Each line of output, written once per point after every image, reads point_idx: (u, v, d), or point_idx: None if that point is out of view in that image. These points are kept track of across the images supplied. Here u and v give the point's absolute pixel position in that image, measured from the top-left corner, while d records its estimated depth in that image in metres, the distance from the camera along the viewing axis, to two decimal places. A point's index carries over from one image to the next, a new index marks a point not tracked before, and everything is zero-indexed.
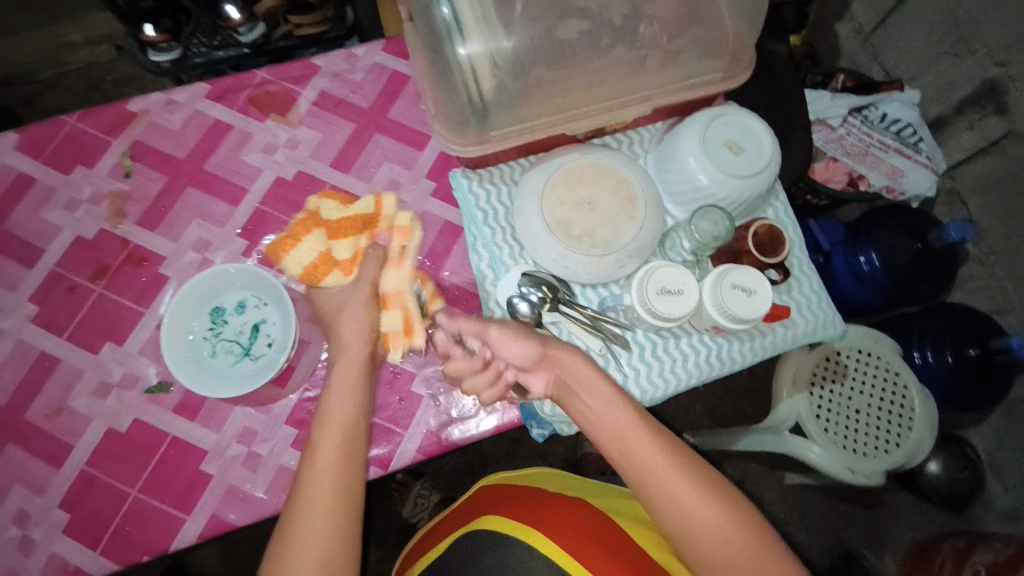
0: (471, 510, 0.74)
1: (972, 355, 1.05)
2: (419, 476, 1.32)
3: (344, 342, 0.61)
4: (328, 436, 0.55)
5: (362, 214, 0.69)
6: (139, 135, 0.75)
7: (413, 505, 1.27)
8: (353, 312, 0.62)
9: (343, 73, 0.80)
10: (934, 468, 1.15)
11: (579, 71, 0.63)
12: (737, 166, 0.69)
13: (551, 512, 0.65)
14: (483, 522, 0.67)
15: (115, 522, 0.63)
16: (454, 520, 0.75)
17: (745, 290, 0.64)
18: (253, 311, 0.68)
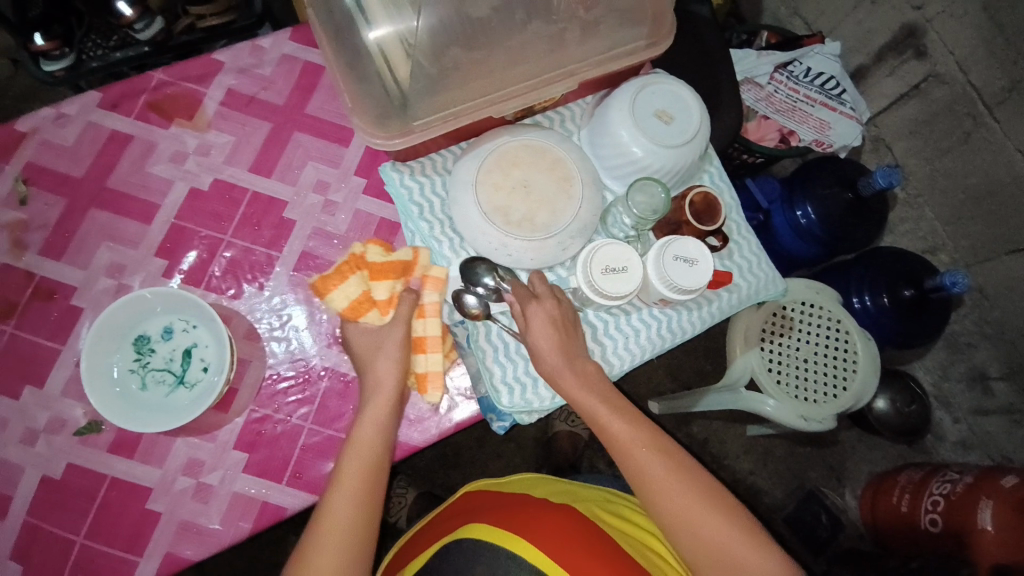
0: (448, 521, 0.73)
1: (908, 295, 1.10)
2: (395, 475, 1.32)
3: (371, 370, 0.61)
4: (356, 460, 0.58)
5: (402, 261, 0.66)
6: (31, 156, 0.69)
7: (390, 504, 1.27)
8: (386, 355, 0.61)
9: (250, 68, 0.75)
10: (883, 404, 1.21)
11: (497, 50, 0.61)
12: (669, 135, 0.68)
13: (534, 518, 0.66)
14: (465, 530, 0.66)
15: (63, 574, 0.59)
16: (432, 533, 0.73)
17: (687, 260, 0.65)
18: (183, 336, 0.64)
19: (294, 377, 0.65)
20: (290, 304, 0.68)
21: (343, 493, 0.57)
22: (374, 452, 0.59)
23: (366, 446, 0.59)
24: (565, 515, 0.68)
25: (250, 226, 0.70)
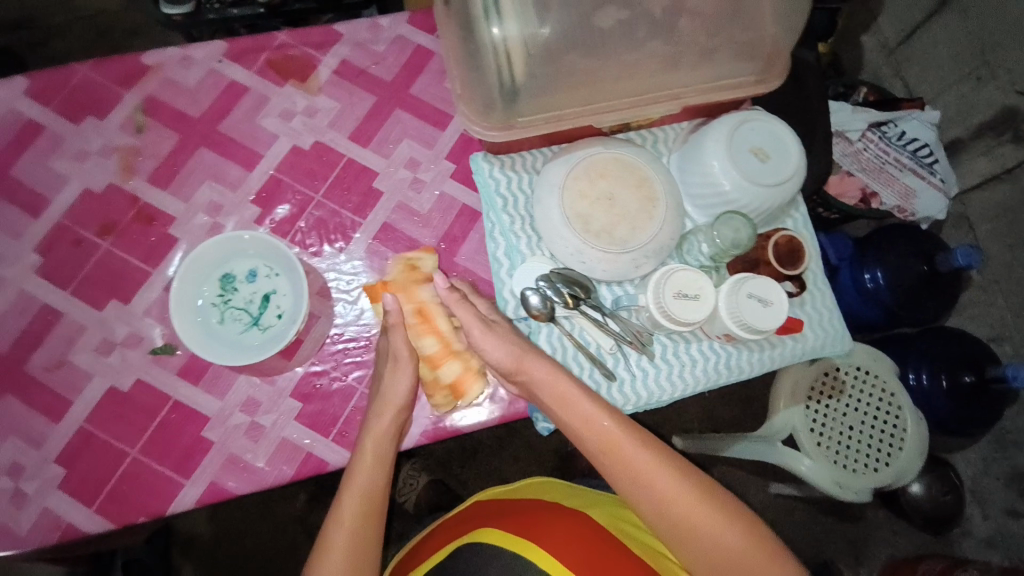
0: (462, 522, 0.75)
1: (967, 381, 1.06)
2: (409, 457, 1.34)
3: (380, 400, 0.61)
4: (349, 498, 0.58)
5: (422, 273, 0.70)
6: (153, 89, 0.73)
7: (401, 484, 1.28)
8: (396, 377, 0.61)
9: (366, 42, 0.78)
10: (917, 489, 1.17)
11: (610, 60, 0.60)
12: (763, 174, 0.67)
13: (546, 523, 0.69)
14: (478, 534, 0.70)
15: (112, 482, 0.61)
16: (443, 535, 0.75)
17: (761, 301, 0.64)
18: (265, 281, 0.66)
19: (360, 340, 0.68)
20: (365, 271, 0.71)
21: (343, 528, 0.57)
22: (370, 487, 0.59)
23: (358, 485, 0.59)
24: (575, 519, 0.70)
25: (340, 190, 0.73)
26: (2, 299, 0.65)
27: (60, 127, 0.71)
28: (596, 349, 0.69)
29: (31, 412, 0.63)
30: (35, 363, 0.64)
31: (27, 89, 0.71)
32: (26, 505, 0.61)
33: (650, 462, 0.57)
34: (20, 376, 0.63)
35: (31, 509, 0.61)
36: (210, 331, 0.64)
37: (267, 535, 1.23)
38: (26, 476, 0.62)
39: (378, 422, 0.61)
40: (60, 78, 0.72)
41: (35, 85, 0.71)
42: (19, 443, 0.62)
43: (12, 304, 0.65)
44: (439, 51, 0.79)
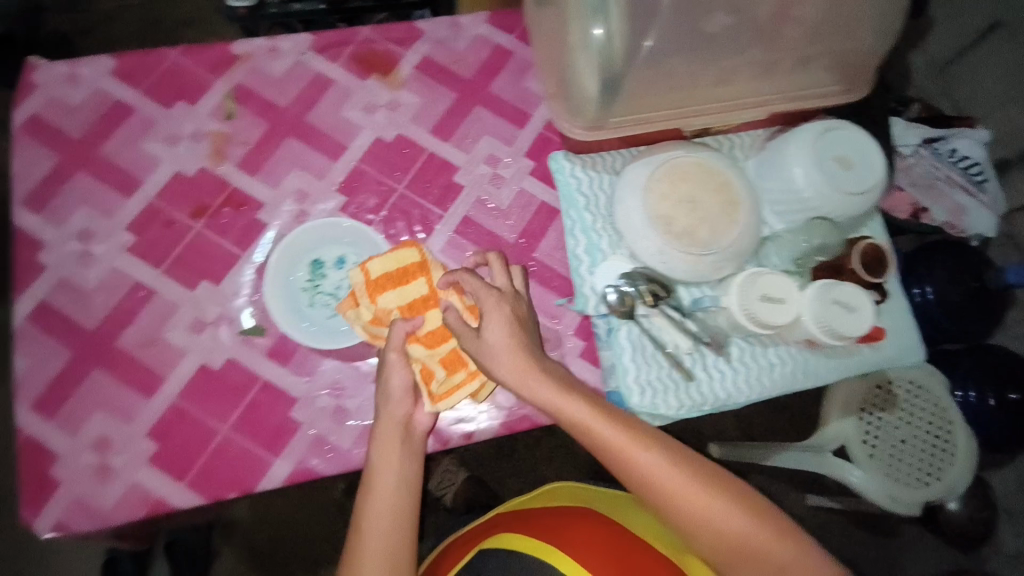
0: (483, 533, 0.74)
1: (1012, 399, 1.08)
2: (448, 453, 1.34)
3: (383, 396, 0.62)
4: (380, 496, 0.60)
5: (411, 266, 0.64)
6: (242, 78, 0.74)
7: (439, 479, 1.28)
8: (391, 374, 0.62)
9: (446, 40, 0.79)
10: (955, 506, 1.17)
11: (710, 67, 0.61)
12: (846, 181, 0.68)
13: (572, 529, 0.66)
14: (499, 541, 0.68)
15: (203, 457, 0.62)
16: (466, 546, 0.74)
17: (846, 306, 0.64)
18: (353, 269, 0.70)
19: None
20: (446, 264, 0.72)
21: (375, 522, 0.59)
22: (392, 481, 0.60)
23: (381, 483, 0.60)
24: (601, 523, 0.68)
25: (422, 183, 0.74)
26: (95, 276, 0.66)
27: (152, 110, 0.72)
28: (674, 349, 0.70)
29: (123, 388, 0.63)
30: (127, 339, 0.65)
31: (119, 72, 0.72)
32: (111, 480, 0.61)
33: (655, 456, 0.55)
34: (111, 351, 0.64)
35: (117, 484, 0.61)
36: (301, 313, 0.67)
37: (305, 524, 1.24)
38: (114, 451, 0.62)
39: (387, 426, 0.61)
40: (153, 63, 0.73)
41: (127, 68, 0.73)
42: (108, 418, 0.63)
43: (104, 281, 0.66)
44: (519, 51, 0.80)
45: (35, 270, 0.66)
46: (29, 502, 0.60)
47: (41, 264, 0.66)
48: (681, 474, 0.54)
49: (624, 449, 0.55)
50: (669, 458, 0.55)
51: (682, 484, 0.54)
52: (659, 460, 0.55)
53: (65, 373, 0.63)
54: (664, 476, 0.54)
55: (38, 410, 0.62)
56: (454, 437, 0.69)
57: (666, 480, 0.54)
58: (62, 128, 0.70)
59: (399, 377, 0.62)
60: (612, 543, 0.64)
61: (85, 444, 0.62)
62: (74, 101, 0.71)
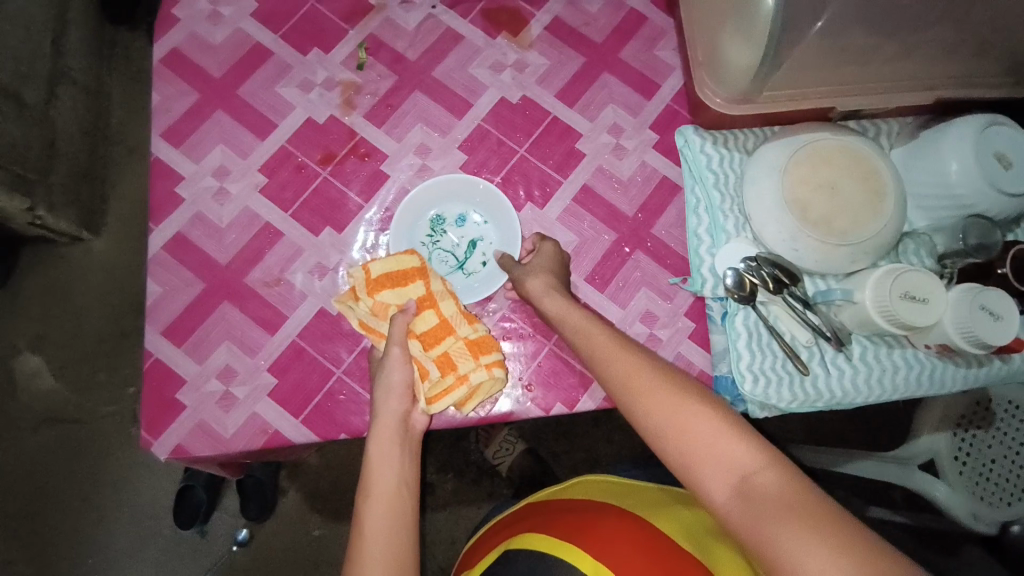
0: (510, 522, 0.68)
1: None
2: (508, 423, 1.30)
3: (382, 393, 0.59)
4: (378, 498, 0.55)
5: (409, 270, 0.62)
6: (374, 28, 0.74)
7: (496, 448, 1.27)
8: (384, 370, 0.60)
9: (579, 1, 0.77)
10: None
11: (891, 41, 0.56)
12: (1009, 182, 0.62)
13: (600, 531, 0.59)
14: (521, 539, 0.62)
15: (318, 397, 0.64)
16: (495, 535, 0.69)
17: (992, 314, 0.60)
18: (474, 229, 0.70)
19: None
20: (561, 233, 0.71)
21: (375, 524, 0.53)
22: (392, 479, 0.56)
23: (380, 481, 0.56)
24: (630, 521, 0.60)
25: (544, 147, 0.73)
26: (228, 212, 0.68)
27: (287, 54, 0.73)
28: (791, 340, 0.67)
29: (248, 321, 0.66)
30: (253, 276, 0.67)
31: (259, 14, 0.74)
32: (232, 409, 0.64)
33: (648, 368, 0.54)
34: (239, 286, 0.67)
35: (237, 413, 0.63)
36: None
37: None
38: (236, 381, 0.64)
39: (383, 423, 0.58)
40: (292, 7, 0.74)
41: (268, 12, 0.74)
42: (234, 349, 0.65)
43: (236, 218, 0.68)
44: (653, 17, 0.76)
45: (173, 202, 0.68)
46: (158, 421, 0.63)
47: (179, 197, 0.68)
48: (671, 389, 0.52)
49: (620, 362, 0.55)
50: (659, 373, 0.53)
51: (673, 397, 0.51)
52: (652, 376, 0.53)
53: (195, 303, 0.66)
54: (649, 387, 0.52)
55: (170, 335, 0.65)
56: (557, 406, 0.67)
57: (654, 393, 0.52)
58: (202, 66, 0.72)
59: (395, 372, 0.60)
60: (641, 553, 0.56)
61: (210, 372, 0.64)
62: (216, 41, 0.73)
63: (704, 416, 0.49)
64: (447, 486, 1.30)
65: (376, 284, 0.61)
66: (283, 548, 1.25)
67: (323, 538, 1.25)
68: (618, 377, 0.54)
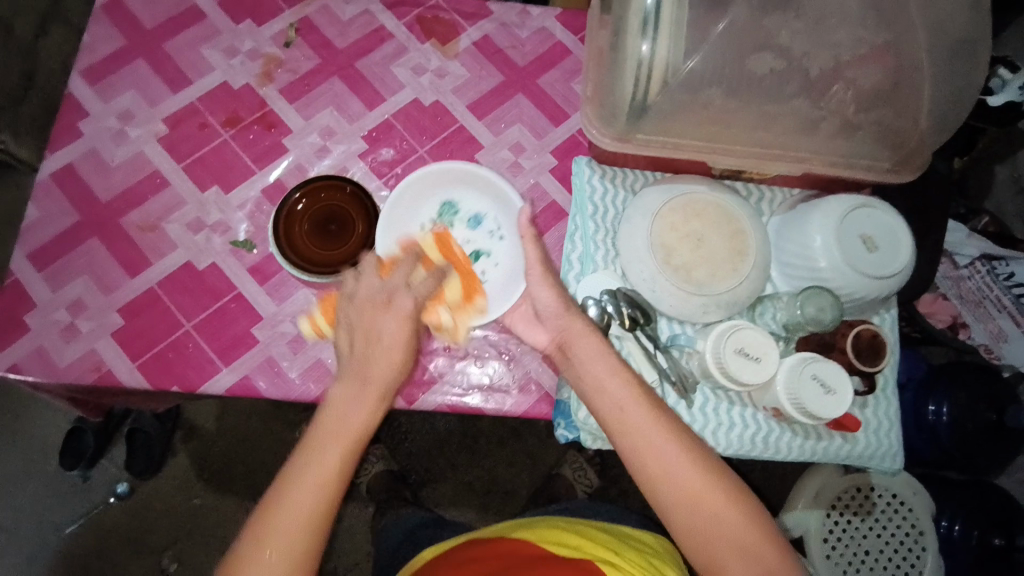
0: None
1: (993, 542, 0.99)
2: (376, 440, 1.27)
3: (366, 365, 0.55)
4: (282, 527, 0.49)
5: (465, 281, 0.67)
6: (310, 13, 0.77)
7: (359, 465, 1.24)
8: (398, 317, 0.56)
9: (511, 25, 0.80)
10: None
11: (749, 107, 0.61)
12: (867, 264, 0.64)
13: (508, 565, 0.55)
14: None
15: (160, 345, 0.65)
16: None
17: (823, 387, 0.61)
18: (484, 237, 0.72)
19: None
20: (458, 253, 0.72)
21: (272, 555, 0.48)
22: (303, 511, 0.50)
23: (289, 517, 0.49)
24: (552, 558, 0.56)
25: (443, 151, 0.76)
26: (122, 154, 0.70)
27: (221, 21, 0.76)
28: None
29: (111, 260, 0.67)
30: (130, 219, 0.68)
31: None
32: (72, 341, 0.64)
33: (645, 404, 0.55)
34: (113, 226, 0.68)
35: (76, 346, 0.64)
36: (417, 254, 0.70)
37: (260, 452, 1.26)
38: (84, 315, 0.65)
39: (325, 454, 0.51)
40: None
41: None
42: (90, 284, 0.66)
43: (128, 161, 0.70)
44: (577, 53, 0.81)
45: (73, 134, 0.70)
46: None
47: (79, 131, 0.70)
48: (701, 470, 0.53)
49: (624, 396, 0.55)
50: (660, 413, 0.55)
51: (700, 479, 0.52)
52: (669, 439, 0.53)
53: (65, 234, 0.67)
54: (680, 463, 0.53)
55: (32, 259, 0.66)
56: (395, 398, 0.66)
57: (660, 438, 0.53)
58: (136, 16, 0.75)
59: (398, 343, 0.56)
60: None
61: (61, 302, 0.65)
62: None
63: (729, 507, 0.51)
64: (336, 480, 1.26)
65: (470, 298, 0.66)
66: (160, 511, 1.23)
67: (203, 507, 1.24)
68: (640, 442, 0.54)
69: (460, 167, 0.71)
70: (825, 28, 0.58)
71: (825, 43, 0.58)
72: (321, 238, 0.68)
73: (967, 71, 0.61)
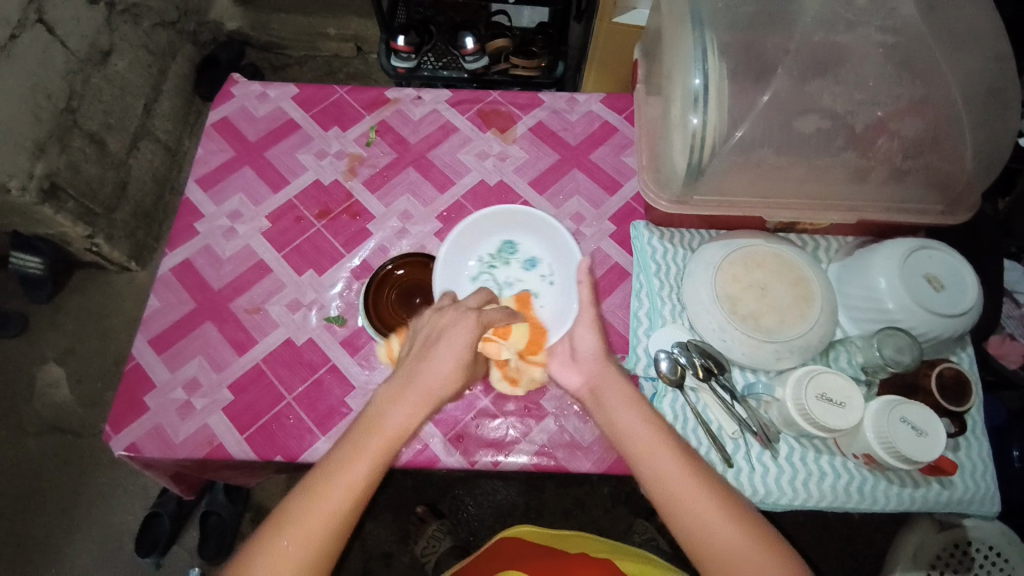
0: (489, 563, 0.71)
1: None
2: (438, 517, 1.24)
3: (419, 372, 0.61)
4: (313, 520, 0.53)
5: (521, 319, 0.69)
6: (387, 116, 0.89)
7: (423, 543, 1.19)
8: (462, 329, 0.63)
9: (562, 111, 0.90)
10: None
11: (798, 163, 0.66)
12: (937, 302, 0.65)
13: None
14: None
15: (265, 418, 0.70)
16: (471, 575, 0.70)
17: (915, 429, 0.60)
18: (534, 279, 0.78)
19: None
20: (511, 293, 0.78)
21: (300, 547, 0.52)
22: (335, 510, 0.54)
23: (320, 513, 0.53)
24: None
25: None
26: (232, 247, 0.80)
27: (313, 129, 0.88)
28: (717, 430, 0.68)
29: (222, 340, 0.74)
30: (238, 303, 0.76)
31: (297, 98, 0.90)
32: (187, 417, 0.70)
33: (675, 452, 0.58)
34: (224, 310, 0.76)
35: (191, 422, 0.69)
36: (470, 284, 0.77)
37: None
38: (199, 393, 0.71)
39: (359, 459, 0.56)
40: (324, 94, 0.90)
41: (304, 96, 0.90)
42: (205, 364, 0.72)
43: (237, 253, 0.79)
44: (623, 130, 0.89)
45: (190, 233, 0.80)
46: (122, 419, 0.69)
47: (195, 230, 0.80)
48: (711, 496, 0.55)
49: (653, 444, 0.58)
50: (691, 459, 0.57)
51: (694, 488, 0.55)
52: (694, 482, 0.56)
53: (182, 320, 0.75)
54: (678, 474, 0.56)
55: (154, 344, 0.74)
56: (481, 459, 0.69)
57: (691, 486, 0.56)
58: (242, 131, 0.88)
59: (451, 358, 0.61)
60: None
61: (178, 381, 0.71)
62: (258, 113, 0.89)
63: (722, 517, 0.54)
64: (403, 559, 1.23)
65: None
66: None
67: None
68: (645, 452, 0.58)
69: (522, 212, 0.78)
70: (863, 90, 0.64)
71: (864, 102, 0.64)
72: (406, 310, 0.74)
73: (1003, 116, 0.65)
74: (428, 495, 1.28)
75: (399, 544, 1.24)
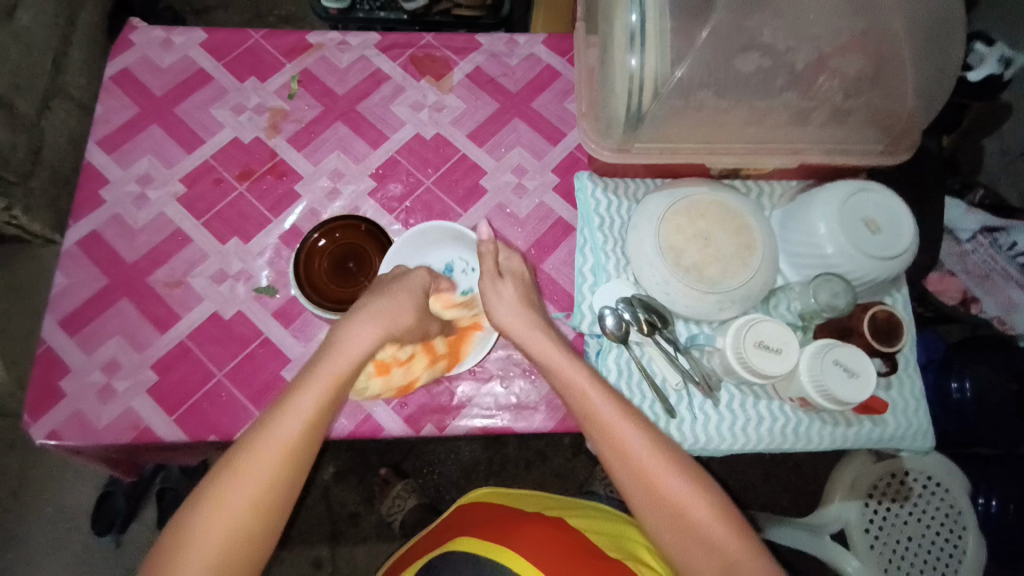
0: (445, 534, 0.70)
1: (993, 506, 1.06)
2: (403, 476, 1.24)
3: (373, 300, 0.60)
4: (247, 476, 0.50)
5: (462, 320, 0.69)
6: (310, 64, 0.81)
7: (389, 503, 1.20)
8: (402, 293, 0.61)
9: (501, 55, 0.84)
10: None
11: (739, 106, 0.64)
12: (873, 246, 0.65)
13: (524, 530, 0.64)
14: (455, 543, 0.65)
15: (195, 397, 0.66)
16: (426, 549, 0.70)
17: (847, 371, 0.61)
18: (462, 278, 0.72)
19: None
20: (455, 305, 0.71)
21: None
22: (271, 461, 0.51)
23: (264, 454, 0.51)
24: (557, 526, 0.66)
25: (448, 181, 0.78)
26: (144, 216, 0.73)
27: (226, 81, 0.80)
28: (661, 381, 0.69)
29: (141, 318, 0.69)
30: (156, 277, 0.71)
31: (207, 44, 0.81)
32: (109, 401, 0.66)
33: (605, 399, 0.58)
34: (140, 286, 0.70)
35: (114, 406, 0.65)
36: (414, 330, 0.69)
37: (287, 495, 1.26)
38: (119, 374, 0.67)
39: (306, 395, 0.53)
40: (237, 40, 0.81)
41: (214, 42, 0.81)
42: (124, 344, 0.68)
43: (150, 222, 0.73)
44: (566, 74, 0.84)
45: (95, 202, 0.73)
46: (38, 407, 0.65)
47: (101, 199, 0.73)
48: (644, 442, 0.56)
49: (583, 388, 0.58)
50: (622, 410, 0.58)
51: (688, 491, 0.54)
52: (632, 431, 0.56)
53: (95, 298, 0.69)
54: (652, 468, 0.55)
55: (65, 326, 0.68)
56: (426, 426, 0.68)
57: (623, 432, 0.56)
58: (146, 84, 0.79)
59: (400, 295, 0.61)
60: (560, 549, 0.62)
61: (96, 364, 0.67)
62: (163, 64, 0.80)
63: (721, 525, 0.53)
64: (371, 517, 1.24)
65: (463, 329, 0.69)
66: None
67: None
68: (605, 436, 0.56)
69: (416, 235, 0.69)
70: (804, 25, 0.61)
71: (806, 37, 0.61)
72: (341, 278, 0.70)
73: (942, 51, 0.63)
74: (391, 455, 1.28)
75: (365, 504, 1.25)
